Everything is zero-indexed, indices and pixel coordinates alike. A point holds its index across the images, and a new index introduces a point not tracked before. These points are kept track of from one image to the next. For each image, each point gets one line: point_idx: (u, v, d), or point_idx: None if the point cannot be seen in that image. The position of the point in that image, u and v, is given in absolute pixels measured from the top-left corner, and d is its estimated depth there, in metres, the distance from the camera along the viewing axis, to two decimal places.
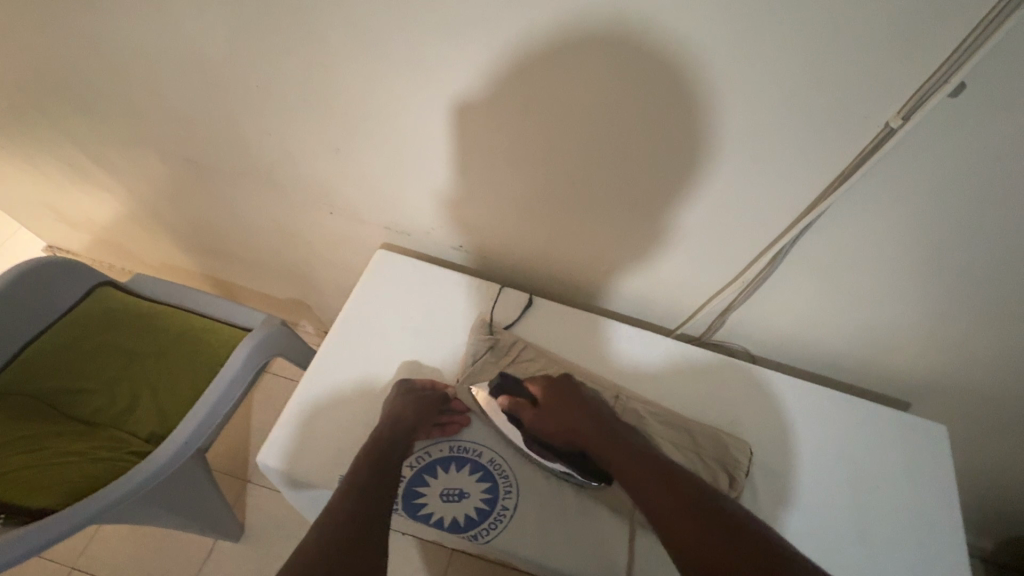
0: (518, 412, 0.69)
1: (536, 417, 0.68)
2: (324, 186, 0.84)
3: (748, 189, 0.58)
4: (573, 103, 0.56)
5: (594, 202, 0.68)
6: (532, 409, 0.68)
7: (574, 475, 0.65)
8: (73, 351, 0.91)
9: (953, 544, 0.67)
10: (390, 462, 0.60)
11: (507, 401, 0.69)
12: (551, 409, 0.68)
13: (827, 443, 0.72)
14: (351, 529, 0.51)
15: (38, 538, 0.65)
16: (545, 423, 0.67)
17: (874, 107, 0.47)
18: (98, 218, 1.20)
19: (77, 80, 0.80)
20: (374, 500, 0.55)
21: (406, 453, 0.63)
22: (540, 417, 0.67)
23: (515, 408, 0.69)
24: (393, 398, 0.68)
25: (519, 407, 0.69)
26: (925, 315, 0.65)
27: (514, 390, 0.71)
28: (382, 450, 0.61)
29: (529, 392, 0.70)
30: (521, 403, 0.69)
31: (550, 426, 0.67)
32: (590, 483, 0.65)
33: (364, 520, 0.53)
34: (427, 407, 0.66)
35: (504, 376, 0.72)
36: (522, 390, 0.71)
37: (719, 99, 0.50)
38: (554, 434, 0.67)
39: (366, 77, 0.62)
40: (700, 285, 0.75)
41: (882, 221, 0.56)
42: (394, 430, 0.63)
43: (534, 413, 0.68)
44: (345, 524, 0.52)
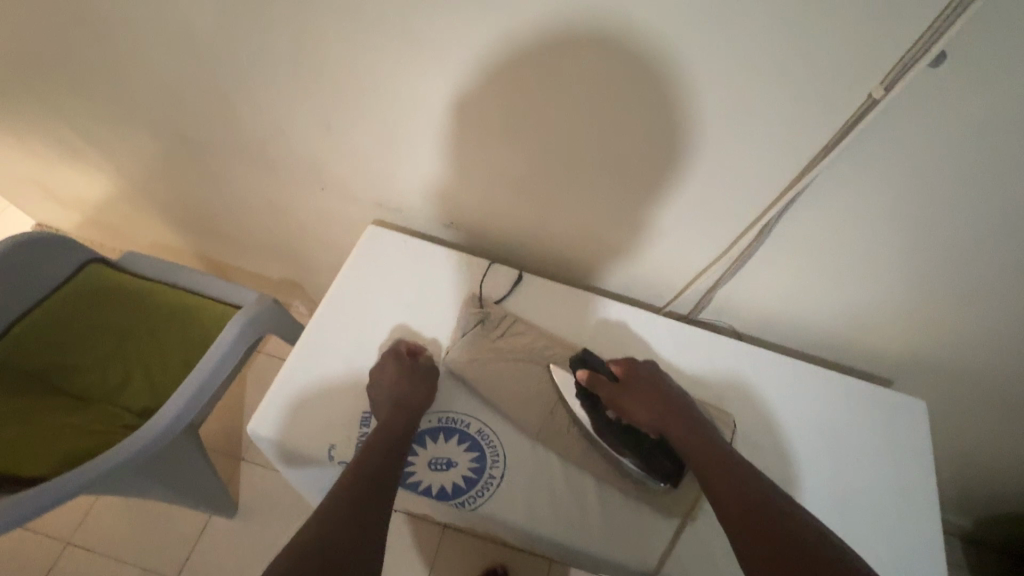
0: (597, 388, 0.68)
1: (615, 395, 0.67)
2: (315, 162, 0.84)
3: (737, 165, 0.58)
4: (564, 76, 0.55)
5: (584, 179, 0.67)
6: (612, 386, 0.68)
7: (645, 474, 0.65)
8: (65, 327, 0.91)
9: (927, 515, 0.68)
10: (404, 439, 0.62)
11: (586, 376, 0.69)
12: (632, 389, 0.67)
13: (809, 416, 0.73)
14: (370, 481, 0.55)
15: (33, 504, 0.66)
16: (627, 403, 0.66)
17: (858, 79, 0.47)
18: (88, 196, 1.19)
19: (60, 52, 0.78)
20: (383, 467, 0.57)
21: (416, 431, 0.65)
22: (620, 395, 0.67)
23: (594, 384, 0.68)
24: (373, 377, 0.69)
25: (599, 383, 0.68)
26: (909, 292, 0.66)
27: (595, 365, 0.70)
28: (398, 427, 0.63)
29: (609, 370, 0.70)
30: (601, 379, 0.68)
31: (633, 407, 0.66)
32: (658, 484, 0.64)
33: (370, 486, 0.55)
34: (433, 385, 0.69)
35: (588, 352, 0.72)
36: (603, 366, 0.70)
37: (699, 79, 0.51)
38: (637, 417, 0.66)
39: (355, 49, 0.62)
40: (688, 263, 0.75)
41: (868, 196, 0.56)
42: (410, 407, 0.65)
43: (615, 390, 0.67)
44: (365, 475, 0.56)
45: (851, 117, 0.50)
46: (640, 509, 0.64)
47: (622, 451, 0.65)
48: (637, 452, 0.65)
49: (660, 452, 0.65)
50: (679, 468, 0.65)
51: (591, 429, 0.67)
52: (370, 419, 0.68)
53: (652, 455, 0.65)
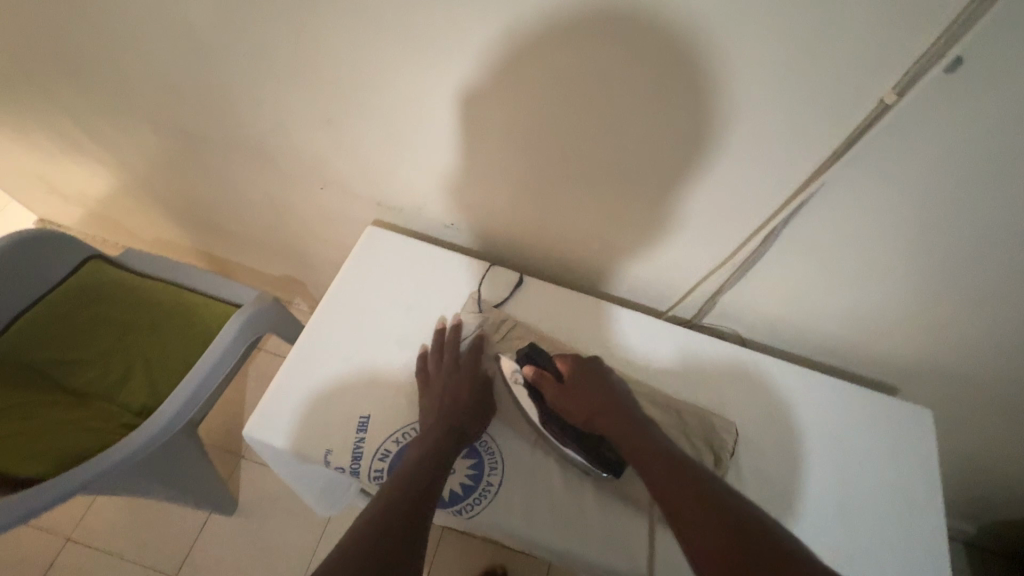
0: (542, 385, 0.67)
1: (559, 395, 0.66)
2: (316, 159, 0.83)
3: (743, 168, 0.57)
4: (573, 73, 0.54)
5: (590, 179, 0.66)
6: (555, 385, 0.66)
7: (590, 465, 0.64)
8: (65, 323, 0.91)
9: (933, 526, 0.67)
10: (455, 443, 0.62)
11: (531, 372, 0.68)
12: (575, 389, 0.65)
13: (813, 425, 0.72)
14: (421, 481, 0.55)
15: (31, 503, 0.66)
16: (567, 402, 0.65)
17: (872, 83, 0.46)
18: (89, 191, 1.19)
19: (60, 45, 0.78)
20: (437, 474, 0.57)
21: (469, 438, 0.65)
22: (563, 395, 0.65)
23: (540, 381, 0.67)
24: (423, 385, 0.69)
25: (543, 379, 0.67)
26: (917, 298, 0.65)
27: (541, 361, 0.69)
28: (451, 431, 0.63)
29: (556, 367, 0.68)
30: (546, 377, 0.67)
31: (572, 407, 0.64)
32: (600, 473, 0.64)
33: (424, 486, 0.55)
34: (486, 401, 0.69)
35: (534, 347, 0.70)
36: (550, 363, 0.68)
37: (710, 78, 0.50)
38: (575, 415, 0.64)
39: (355, 45, 0.61)
40: (692, 268, 0.74)
41: (877, 202, 0.55)
42: (461, 415, 0.65)
43: (558, 389, 0.66)
44: (416, 476, 0.56)
45: (862, 122, 0.49)
46: (640, 518, 0.63)
47: (569, 446, 0.65)
48: (582, 446, 0.64)
49: (606, 447, 0.64)
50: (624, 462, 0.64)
51: (540, 424, 0.66)
52: (367, 424, 0.68)
53: (597, 449, 0.64)
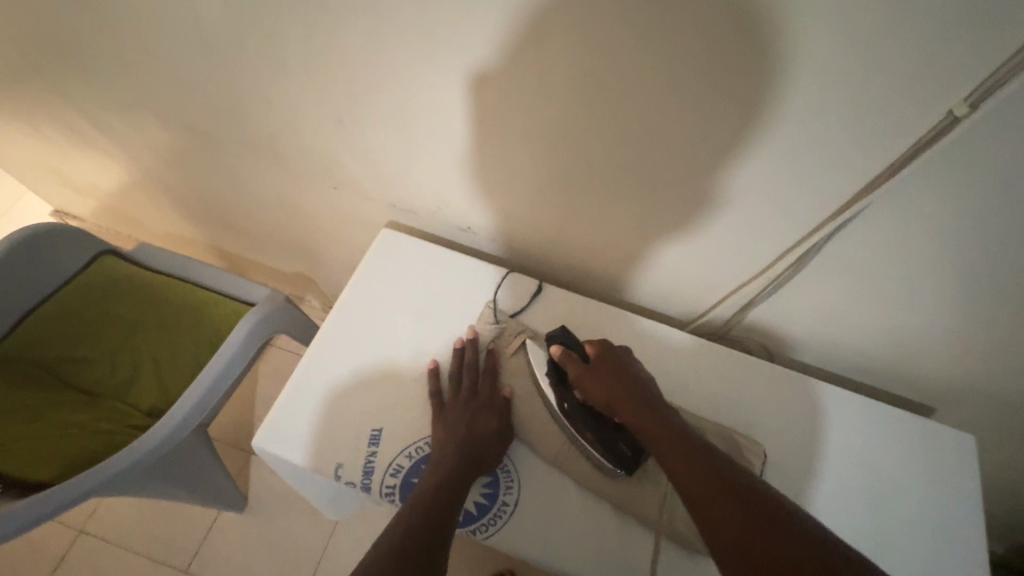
0: (566, 365, 0.63)
1: (582, 375, 0.61)
2: (329, 159, 0.81)
3: (780, 179, 0.54)
4: (607, 73, 0.51)
5: (617, 184, 0.63)
6: (579, 365, 0.62)
7: (603, 459, 0.61)
8: (77, 319, 0.90)
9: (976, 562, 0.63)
10: (471, 465, 0.60)
11: (558, 352, 0.64)
12: (598, 370, 0.60)
13: (844, 448, 0.68)
14: (435, 509, 0.53)
15: (37, 509, 0.65)
16: (588, 384, 0.60)
17: (936, 92, 0.43)
18: (103, 185, 1.18)
19: (73, 40, 0.76)
20: (451, 500, 0.55)
21: (486, 460, 0.62)
22: (584, 376, 0.61)
23: (564, 362, 0.63)
24: (439, 407, 0.66)
25: (568, 361, 0.63)
26: (963, 320, 0.61)
27: (569, 343, 0.65)
28: (466, 453, 0.60)
29: (583, 349, 0.64)
30: (571, 356, 0.63)
31: (592, 389, 0.60)
32: (613, 470, 0.61)
33: (437, 514, 0.53)
34: (504, 420, 0.65)
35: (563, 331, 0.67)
36: (578, 346, 0.65)
37: (754, 81, 0.47)
38: (595, 398, 0.60)
39: (374, 43, 0.58)
40: (721, 278, 0.71)
41: (928, 218, 0.51)
42: (477, 436, 0.62)
43: (580, 369, 0.62)
44: (429, 504, 0.53)
45: (924, 134, 0.45)
46: (660, 542, 0.61)
47: (586, 437, 0.62)
48: (596, 437, 0.62)
49: (621, 441, 0.61)
50: (638, 459, 0.61)
51: (558, 409, 0.64)
52: (379, 437, 0.65)
53: (613, 440, 0.62)
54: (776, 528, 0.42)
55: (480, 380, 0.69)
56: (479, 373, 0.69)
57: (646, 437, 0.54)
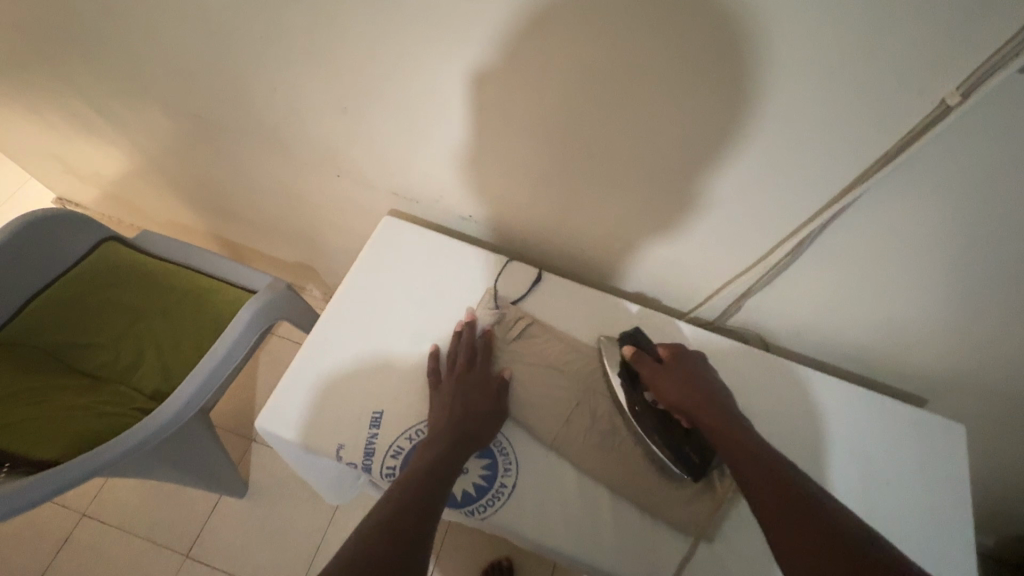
0: (638, 365, 0.64)
1: (655, 375, 0.63)
2: (332, 146, 0.81)
3: (776, 170, 0.55)
4: (605, 65, 0.51)
5: (616, 175, 0.64)
6: (655, 366, 0.63)
7: (670, 462, 0.61)
8: (81, 304, 0.91)
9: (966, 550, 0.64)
10: (465, 442, 0.61)
11: (632, 352, 0.66)
12: (675, 373, 0.62)
13: (835, 437, 0.69)
14: (425, 485, 0.54)
15: (42, 488, 0.66)
16: (662, 385, 0.61)
17: (928, 83, 0.43)
18: (105, 172, 1.19)
19: (76, 26, 0.77)
20: (442, 477, 0.56)
21: (479, 437, 0.63)
22: (657, 375, 0.62)
23: (637, 360, 0.65)
24: (436, 381, 0.67)
25: (642, 359, 0.64)
26: (955, 311, 0.61)
27: (642, 344, 0.67)
28: (459, 431, 0.61)
29: (656, 351, 0.66)
30: (645, 357, 0.65)
31: (665, 389, 0.61)
32: (681, 474, 0.61)
33: (428, 491, 0.54)
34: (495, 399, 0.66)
35: (637, 332, 0.69)
36: (650, 347, 0.67)
37: (754, 71, 0.47)
38: (667, 399, 0.61)
39: (375, 31, 0.59)
40: (719, 269, 0.71)
41: (921, 209, 0.52)
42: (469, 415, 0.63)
43: (654, 369, 0.63)
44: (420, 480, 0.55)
45: (917, 124, 0.46)
46: (654, 525, 0.62)
47: (654, 439, 0.62)
48: (664, 439, 0.61)
49: (689, 446, 0.61)
50: (707, 464, 0.61)
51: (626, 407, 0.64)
52: (380, 420, 0.67)
53: (682, 445, 0.61)
54: (804, 513, 0.45)
55: (474, 359, 0.69)
56: (474, 351, 0.70)
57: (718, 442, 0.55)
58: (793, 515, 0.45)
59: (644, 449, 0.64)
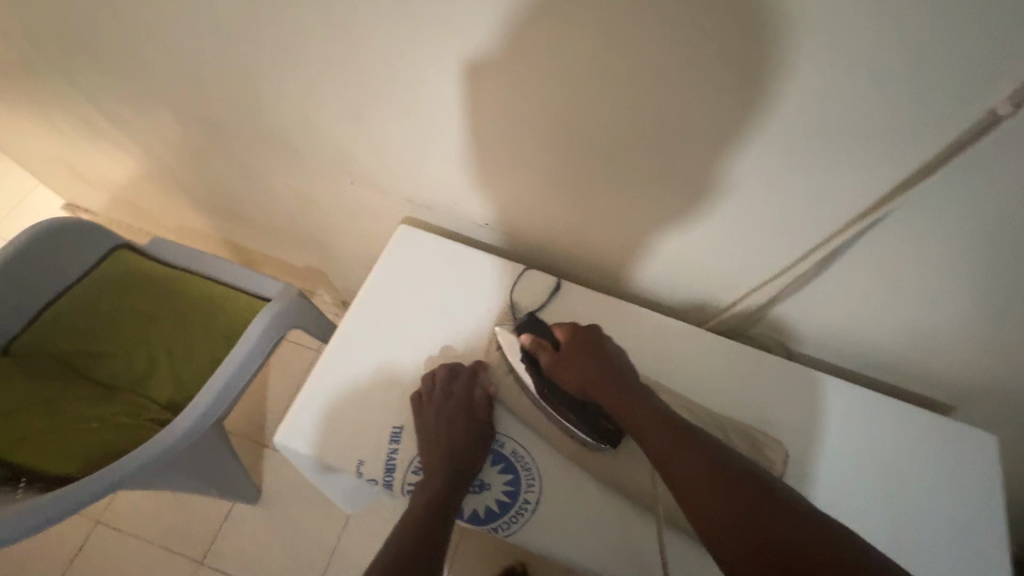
0: (537, 354, 0.64)
1: (554, 361, 0.62)
2: (345, 153, 0.80)
3: (810, 177, 0.54)
4: (634, 73, 0.50)
5: (641, 183, 0.63)
6: (551, 353, 0.63)
7: (585, 435, 0.63)
8: (94, 312, 0.90)
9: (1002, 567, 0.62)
10: (460, 475, 0.60)
11: (530, 341, 0.65)
12: (570, 356, 0.61)
13: (862, 448, 0.68)
14: (419, 539, 0.55)
15: (60, 505, 0.65)
16: (562, 371, 0.61)
17: (978, 92, 0.42)
18: (115, 177, 1.18)
19: (89, 34, 0.76)
20: (438, 523, 0.56)
21: (474, 463, 0.62)
22: (556, 363, 0.62)
23: (535, 351, 0.64)
24: (419, 401, 0.66)
25: (539, 348, 0.64)
26: (991, 320, 0.60)
27: (540, 331, 0.66)
28: (452, 464, 0.61)
29: (553, 335, 0.65)
30: (542, 345, 0.64)
31: (565, 376, 0.61)
32: (597, 443, 0.62)
33: (422, 546, 0.54)
34: (477, 423, 0.64)
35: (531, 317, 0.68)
36: (546, 332, 0.66)
37: (791, 80, 0.46)
38: (569, 384, 0.61)
39: (395, 39, 0.57)
40: (744, 276, 0.70)
41: (961, 219, 0.51)
42: (461, 444, 0.62)
43: (552, 356, 0.63)
44: (413, 534, 0.55)
45: (963, 135, 0.45)
46: (680, 541, 0.61)
47: (567, 416, 0.63)
48: (578, 415, 0.62)
49: (601, 416, 0.62)
50: (621, 430, 0.62)
51: (536, 392, 0.64)
52: (400, 434, 0.66)
53: (595, 417, 0.62)
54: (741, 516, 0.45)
55: (447, 373, 0.67)
56: (456, 372, 0.68)
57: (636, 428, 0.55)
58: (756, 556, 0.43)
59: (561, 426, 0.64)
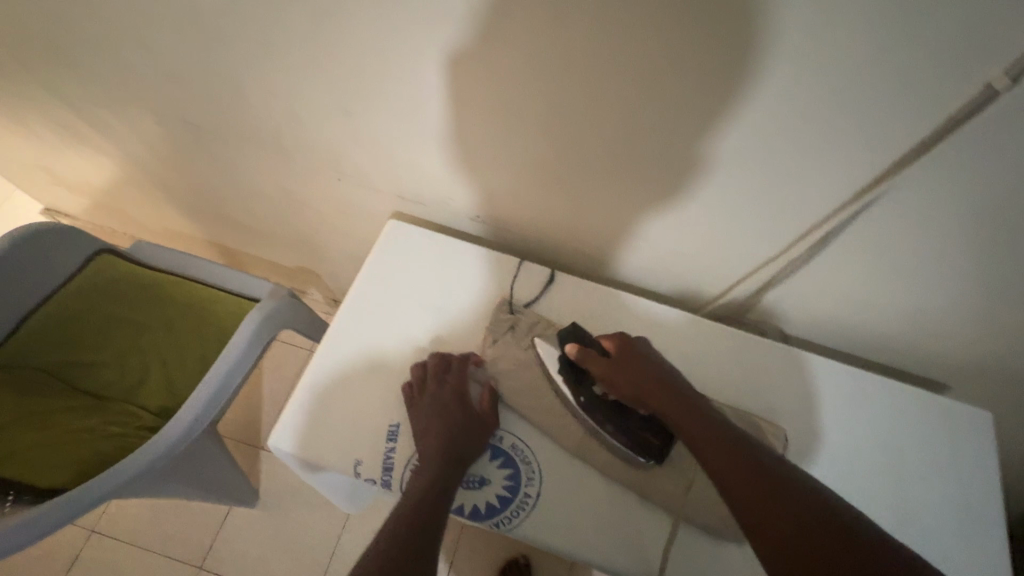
0: (586, 362, 0.62)
1: (607, 370, 0.61)
2: (332, 150, 0.79)
3: (803, 158, 0.53)
4: (625, 58, 0.49)
5: (631, 171, 0.62)
6: (604, 362, 0.61)
7: (628, 451, 0.61)
8: (79, 321, 0.89)
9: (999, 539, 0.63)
10: (458, 462, 0.60)
11: (576, 351, 0.63)
12: (624, 365, 0.60)
13: (860, 427, 0.68)
14: (416, 521, 0.54)
15: (51, 518, 0.64)
16: (617, 379, 0.60)
17: (972, 68, 0.41)
18: (95, 181, 1.15)
19: (59, 34, 0.73)
20: (435, 507, 0.56)
21: (472, 451, 0.62)
22: (610, 371, 0.61)
23: (585, 360, 0.62)
24: (411, 390, 0.65)
25: (589, 358, 0.62)
26: (984, 298, 0.60)
27: (585, 340, 0.64)
28: (450, 451, 0.60)
29: (601, 344, 0.64)
30: (592, 355, 0.62)
31: (621, 385, 0.60)
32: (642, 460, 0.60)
33: (421, 528, 0.53)
34: (475, 412, 0.64)
35: (577, 330, 0.66)
36: (594, 342, 0.64)
37: (784, 60, 0.45)
38: (625, 392, 0.60)
39: (374, 30, 0.56)
40: (736, 262, 0.70)
41: (956, 196, 0.50)
42: (459, 430, 0.62)
43: (605, 365, 0.61)
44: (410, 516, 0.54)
45: (960, 110, 0.44)
46: (683, 529, 0.61)
47: (609, 427, 0.61)
48: (621, 428, 0.61)
49: (646, 429, 0.61)
50: (665, 447, 0.61)
51: (576, 404, 0.62)
52: (397, 433, 0.65)
53: (637, 431, 0.61)
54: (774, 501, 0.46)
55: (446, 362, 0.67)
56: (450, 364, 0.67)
57: (692, 441, 0.54)
58: (802, 559, 0.42)
59: (600, 438, 0.63)
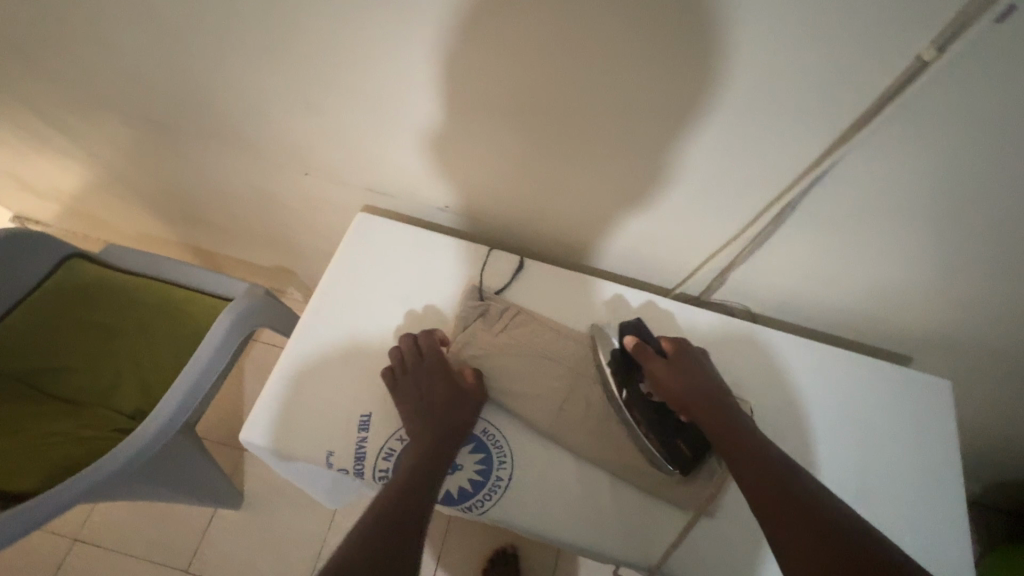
0: (643, 357, 0.63)
1: (662, 369, 0.61)
2: (298, 145, 0.78)
3: (754, 137, 0.54)
4: (575, 42, 0.49)
5: (593, 156, 0.62)
6: (663, 362, 0.62)
7: (655, 451, 0.61)
8: (49, 326, 0.87)
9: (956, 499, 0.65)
10: (442, 447, 0.60)
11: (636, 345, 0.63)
12: (682, 369, 0.61)
13: (824, 398, 0.70)
14: (398, 506, 0.53)
15: (21, 523, 0.63)
16: (669, 380, 0.61)
17: (902, 41, 0.42)
18: (64, 187, 1.14)
19: (12, 35, 0.72)
20: (421, 492, 0.55)
21: (457, 436, 0.62)
22: (665, 369, 0.61)
23: (642, 355, 0.63)
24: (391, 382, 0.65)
25: (647, 353, 0.63)
26: (935, 267, 0.62)
27: (645, 337, 0.65)
28: (434, 437, 0.60)
29: (659, 344, 0.65)
30: (650, 353, 0.63)
31: (672, 384, 0.60)
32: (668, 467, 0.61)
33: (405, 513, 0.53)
34: (456, 395, 0.64)
35: (640, 328, 0.66)
36: (653, 340, 0.65)
37: (726, 40, 0.46)
38: (671, 394, 0.60)
39: (328, 21, 0.56)
40: (701, 243, 0.71)
41: (900, 168, 0.52)
42: (440, 414, 0.62)
43: (663, 364, 0.62)
44: (394, 501, 0.54)
45: (895, 82, 0.45)
46: (656, 505, 0.62)
47: (644, 427, 0.62)
48: (655, 430, 0.61)
49: (680, 440, 0.61)
50: (693, 461, 0.61)
51: (623, 400, 0.63)
52: (369, 423, 0.65)
53: (672, 437, 0.61)
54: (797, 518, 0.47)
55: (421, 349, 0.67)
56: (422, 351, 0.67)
57: (725, 448, 0.55)
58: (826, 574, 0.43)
59: (631, 434, 0.63)
